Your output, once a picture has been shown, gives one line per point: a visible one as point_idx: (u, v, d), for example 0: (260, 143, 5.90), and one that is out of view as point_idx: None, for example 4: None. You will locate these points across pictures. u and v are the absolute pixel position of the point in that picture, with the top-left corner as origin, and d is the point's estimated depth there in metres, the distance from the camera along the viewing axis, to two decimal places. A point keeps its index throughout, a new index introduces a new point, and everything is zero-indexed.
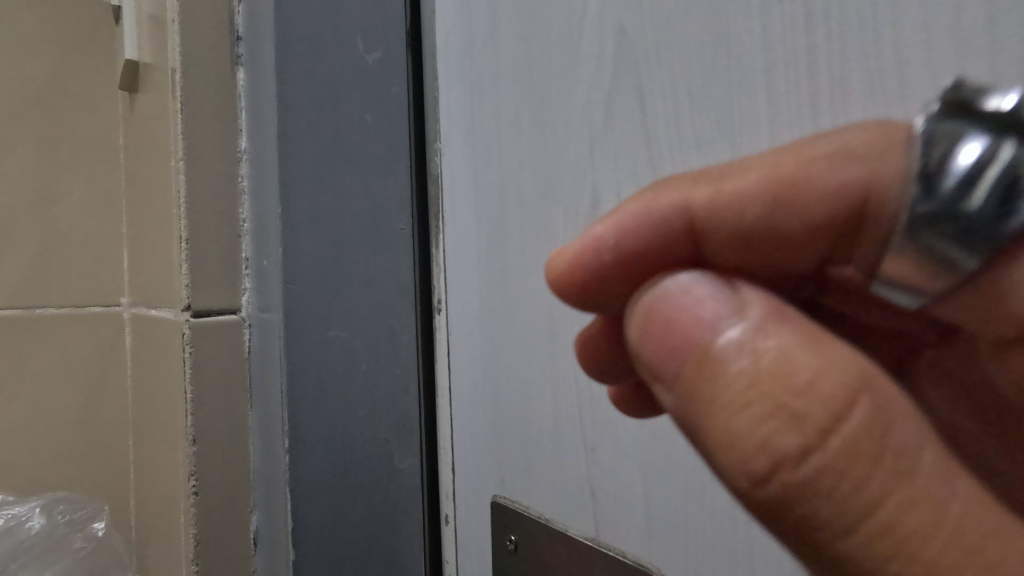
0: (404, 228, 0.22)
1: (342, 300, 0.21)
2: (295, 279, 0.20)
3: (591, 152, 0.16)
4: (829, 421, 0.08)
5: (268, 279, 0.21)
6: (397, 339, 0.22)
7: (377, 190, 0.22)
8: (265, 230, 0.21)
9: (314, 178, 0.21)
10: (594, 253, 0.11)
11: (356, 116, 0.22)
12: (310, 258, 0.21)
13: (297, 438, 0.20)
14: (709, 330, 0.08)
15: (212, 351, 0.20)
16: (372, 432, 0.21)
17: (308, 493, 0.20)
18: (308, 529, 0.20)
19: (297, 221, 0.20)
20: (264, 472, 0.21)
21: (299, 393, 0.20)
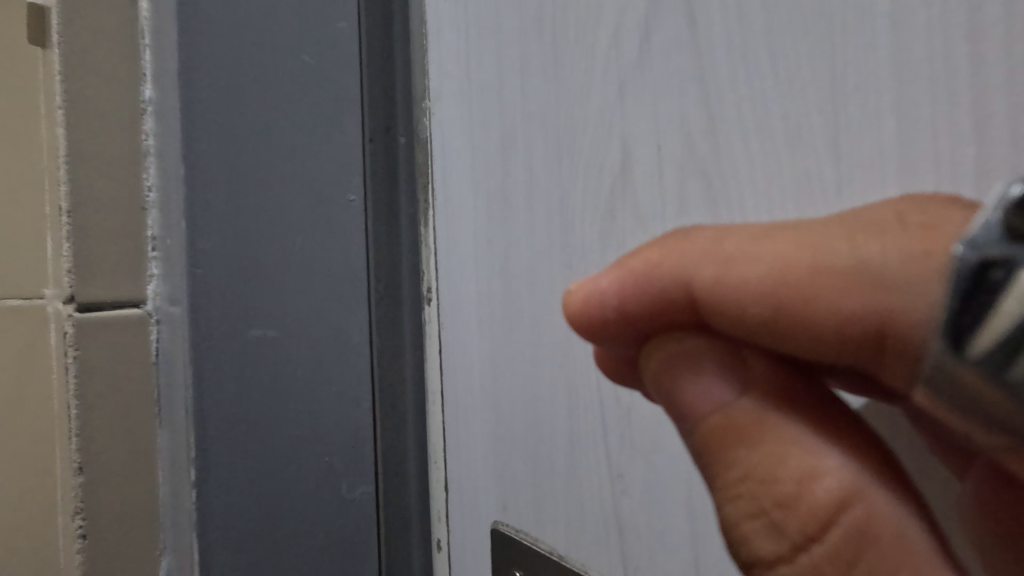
0: (353, 199, 0.18)
1: (272, 290, 0.17)
2: (204, 263, 0.16)
3: (620, 96, 0.12)
4: (817, 530, 0.07)
5: (173, 263, 0.17)
6: (347, 338, 0.18)
7: (314, 152, 0.18)
8: (167, 206, 0.17)
9: (230, 134, 0.17)
10: (602, 302, 0.09)
11: (289, 59, 0.17)
12: (228, 232, 0.16)
13: (211, 465, 0.16)
14: (714, 408, 0.07)
15: (107, 359, 0.16)
16: (313, 451, 0.17)
17: (244, 533, 0.16)
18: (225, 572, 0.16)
19: (208, 189, 0.16)
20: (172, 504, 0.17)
21: (213, 406, 0.16)
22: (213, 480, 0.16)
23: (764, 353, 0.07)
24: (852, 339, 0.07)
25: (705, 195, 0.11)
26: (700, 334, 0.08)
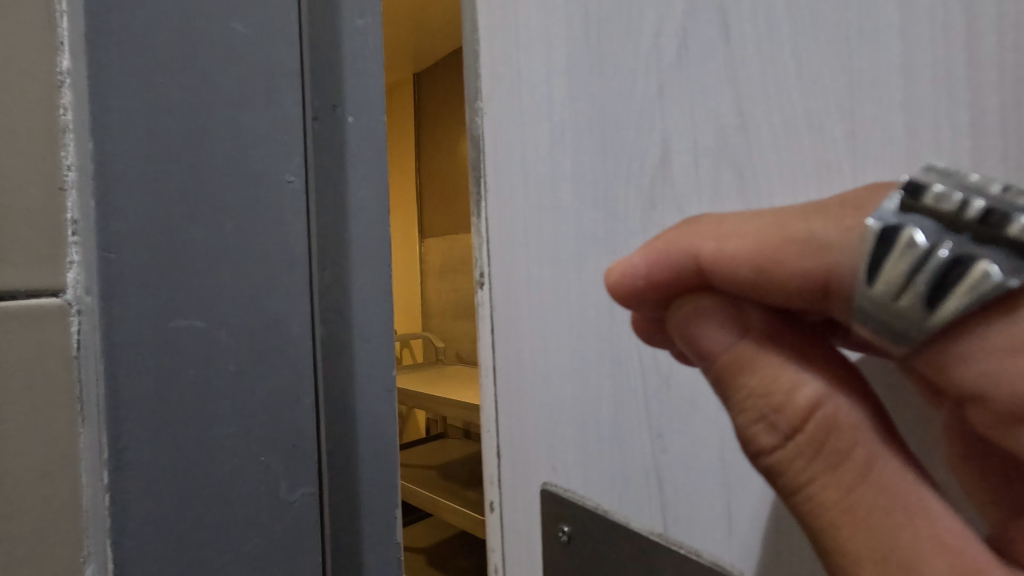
0: (291, 180, 0.21)
1: (195, 273, 0.18)
2: (120, 252, 0.17)
3: (660, 95, 0.14)
4: (800, 430, 0.09)
5: (87, 254, 0.16)
6: (285, 311, 0.20)
7: (241, 145, 0.19)
8: (82, 191, 0.16)
9: (149, 128, 0.17)
10: (631, 272, 0.11)
11: (227, 57, 0.19)
12: (143, 225, 0.17)
13: (128, 448, 0.17)
14: (721, 347, 0.09)
15: (22, 356, 0.15)
16: (238, 417, 0.19)
17: (162, 512, 0.18)
18: (143, 550, 0.17)
19: (130, 182, 0.17)
20: (97, 505, 0.16)
21: (130, 391, 0.17)
22: (131, 464, 0.17)
23: (758, 304, 0.09)
24: (805, 291, 0.09)
25: (733, 173, 0.12)
26: (708, 293, 0.10)
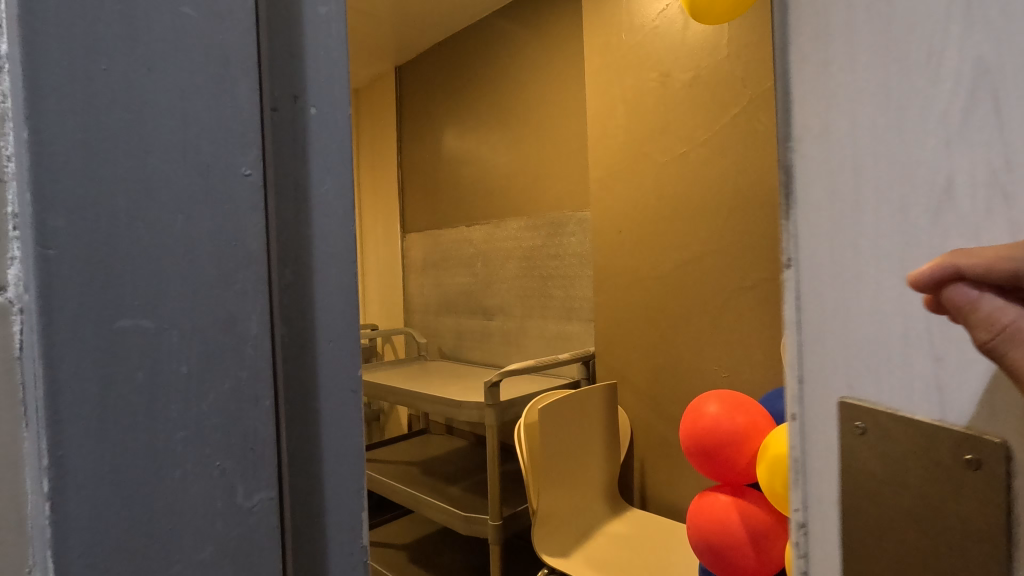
0: (247, 174, 0.42)
1: (124, 264, 0.36)
2: (56, 250, 0.34)
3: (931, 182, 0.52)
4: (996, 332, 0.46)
5: (50, 261, 0.34)
6: (224, 275, 0.41)
7: (168, 190, 0.38)
8: (47, 231, 0.33)
9: (84, 138, 0.35)
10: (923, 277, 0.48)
11: (196, 145, 0.40)
12: (81, 190, 0.34)
13: (52, 355, 0.33)
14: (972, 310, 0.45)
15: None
16: (171, 333, 0.38)
17: (120, 330, 0.36)
18: (67, 414, 0.34)
19: (63, 222, 0.34)
20: (47, 389, 0.33)
21: (65, 325, 0.34)
22: (59, 366, 0.34)
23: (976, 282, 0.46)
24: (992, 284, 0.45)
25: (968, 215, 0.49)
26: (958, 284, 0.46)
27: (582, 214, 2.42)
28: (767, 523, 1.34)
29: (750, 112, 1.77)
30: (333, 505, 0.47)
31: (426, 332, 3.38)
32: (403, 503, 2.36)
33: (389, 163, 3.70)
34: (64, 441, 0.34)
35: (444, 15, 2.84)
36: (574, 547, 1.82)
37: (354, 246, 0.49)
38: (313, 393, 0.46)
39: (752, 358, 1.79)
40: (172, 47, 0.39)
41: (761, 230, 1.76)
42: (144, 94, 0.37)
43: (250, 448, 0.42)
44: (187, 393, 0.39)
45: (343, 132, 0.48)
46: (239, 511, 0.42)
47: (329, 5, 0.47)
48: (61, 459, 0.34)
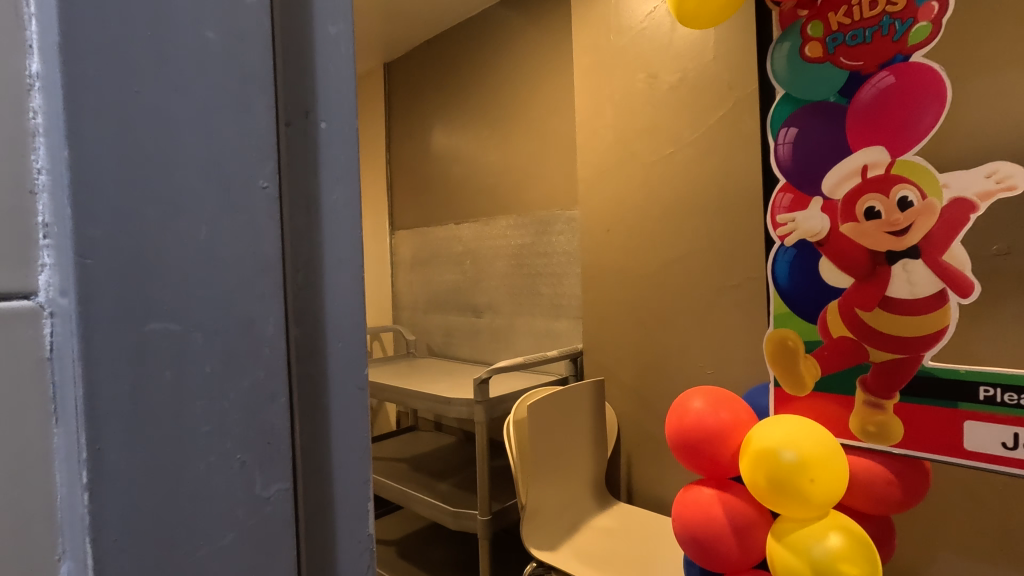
0: (264, 185, 0.45)
1: (153, 271, 0.39)
2: (91, 258, 0.36)
3: None
4: None
5: (87, 269, 0.36)
6: (241, 278, 0.44)
7: (191, 202, 0.41)
8: (84, 242, 0.36)
9: (119, 155, 0.37)
10: None
11: (218, 159, 0.42)
12: (116, 204, 0.37)
13: (87, 355, 0.36)
14: None
15: (21, 322, 0.35)
16: (194, 334, 0.41)
17: (151, 332, 0.39)
18: (102, 410, 0.37)
19: (97, 232, 0.36)
20: (86, 387, 0.36)
21: (102, 328, 0.37)
22: (94, 367, 0.36)
23: None
24: None
25: None
26: None
27: (570, 213, 2.46)
28: (749, 515, 1.38)
29: (735, 115, 1.82)
30: (342, 495, 0.50)
31: (415, 330, 3.40)
32: (393, 499, 2.39)
33: (378, 160, 3.71)
34: (98, 436, 0.37)
35: (433, 13, 2.86)
36: (562, 540, 1.86)
37: (362, 251, 0.52)
38: (324, 390, 0.49)
39: (736, 354, 1.84)
40: (197, 68, 0.41)
41: (745, 229, 1.81)
42: (170, 112, 0.40)
43: (268, 441, 0.45)
44: (211, 391, 0.42)
45: (351, 145, 0.51)
46: (257, 500, 0.45)
47: (339, 24, 0.50)
48: (97, 453, 0.37)
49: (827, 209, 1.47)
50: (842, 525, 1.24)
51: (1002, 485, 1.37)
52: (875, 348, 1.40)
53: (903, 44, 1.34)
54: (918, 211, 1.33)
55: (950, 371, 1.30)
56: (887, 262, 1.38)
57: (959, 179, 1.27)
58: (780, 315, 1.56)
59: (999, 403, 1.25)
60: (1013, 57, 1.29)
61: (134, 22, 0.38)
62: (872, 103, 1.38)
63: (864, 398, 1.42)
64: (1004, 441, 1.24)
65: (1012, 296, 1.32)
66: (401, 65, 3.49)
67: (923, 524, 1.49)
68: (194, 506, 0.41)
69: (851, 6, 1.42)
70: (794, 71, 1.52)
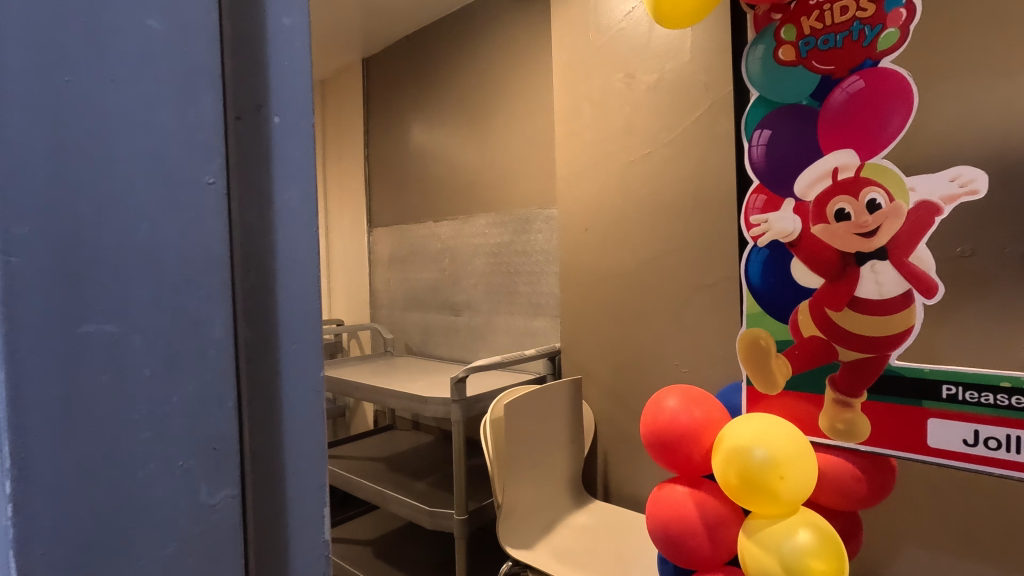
0: (210, 181, 0.44)
1: (86, 271, 0.37)
2: (15, 255, 0.35)
3: None
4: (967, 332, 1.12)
5: (12, 267, 0.35)
6: (186, 279, 0.42)
7: (130, 197, 0.39)
8: (7, 239, 0.35)
9: (47, 148, 0.36)
10: None
11: (162, 153, 0.41)
12: (45, 200, 0.36)
13: (14, 354, 0.35)
14: None
15: None
16: (134, 336, 0.39)
17: (84, 334, 0.37)
18: (30, 414, 0.35)
19: (25, 228, 0.35)
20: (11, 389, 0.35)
21: (28, 330, 0.35)
22: (21, 368, 0.35)
23: None
24: None
25: None
26: None
27: (549, 211, 2.45)
28: (721, 512, 1.39)
29: (711, 115, 1.83)
30: (294, 505, 0.49)
31: (393, 328, 3.37)
32: (369, 499, 2.36)
33: (356, 156, 3.65)
34: (25, 440, 0.35)
35: (412, 7, 2.82)
36: (538, 539, 1.86)
37: (318, 251, 0.51)
38: (276, 395, 0.48)
39: (710, 353, 1.86)
40: (136, 58, 0.40)
41: (720, 229, 1.82)
42: (107, 103, 0.38)
43: (214, 447, 0.44)
44: (152, 395, 0.40)
45: (306, 140, 0.50)
46: (201, 510, 0.43)
47: (294, 16, 0.49)
48: (24, 459, 0.35)
49: (798, 211, 1.48)
50: (811, 522, 1.26)
51: (965, 480, 1.40)
52: (843, 347, 1.42)
53: (872, 50, 1.36)
54: (886, 213, 1.35)
55: (915, 370, 1.33)
56: (856, 263, 1.39)
57: (925, 182, 1.31)
58: (752, 315, 1.57)
59: (960, 401, 1.28)
60: (979, 63, 1.32)
61: (67, 8, 0.37)
62: (842, 107, 1.40)
63: (833, 396, 1.43)
64: (965, 438, 1.27)
65: (975, 296, 1.35)
66: (379, 59, 3.44)
67: (889, 519, 1.52)
68: (129, 516, 0.40)
69: (823, 10, 1.42)
70: (768, 74, 1.53)
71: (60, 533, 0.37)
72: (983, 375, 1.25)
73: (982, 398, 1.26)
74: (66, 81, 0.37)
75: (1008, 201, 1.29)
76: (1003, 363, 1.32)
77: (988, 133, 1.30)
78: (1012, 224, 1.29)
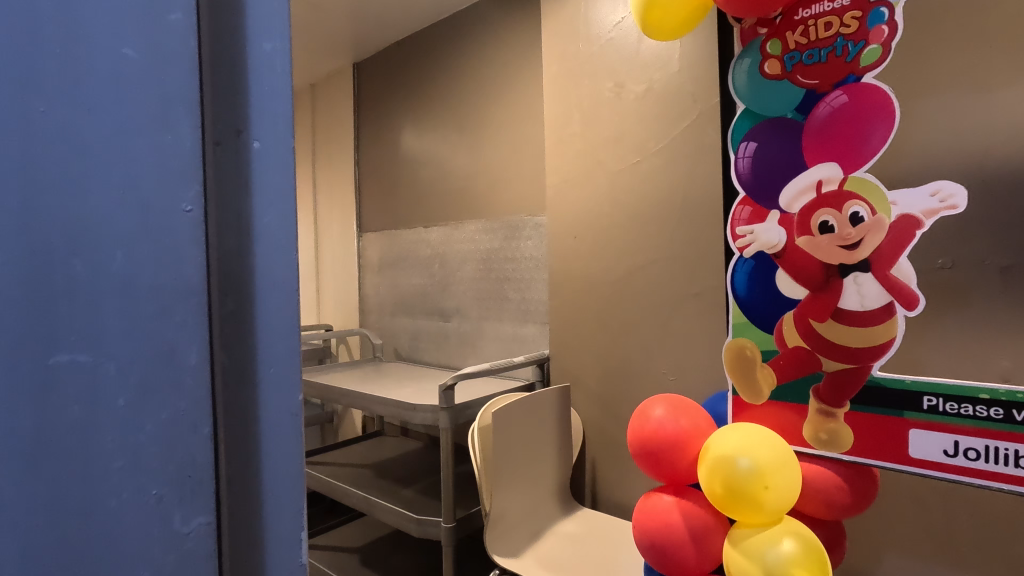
0: (188, 209, 0.44)
1: (58, 300, 0.38)
2: None
3: None
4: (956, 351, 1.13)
5: None
6: (165, 307, 0.43)
7: (103, 224, 0.40)
8: None
9: (23, 179, 0.37)
10: None
11: (137, 183, 0.42)
12: (17, 231, 0.37)
13: None
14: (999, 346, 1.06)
15: None
16: (108, 361, 0.40)
17: (55, 365, 0.38)
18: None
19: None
20: None
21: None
22: None
23: None
24: None
25: None
26: None
27: (539, 218, 2.46)
28: (706, 521, 1.40)
29: (698, 126, 1.85)
30: (271, 527, 0.50)
31: (383, 333, 3.36)
32: (356, 506, 2.34)
33: (346, 160, 3.64)
34: None
35: (403, 13, 2.82)
36: (526, 547, 1.85)
37: (297, 275, 0.51)
38: (252, 418, 0.48)
39: (697, 361, 1.87)
40: (114, 89, 0.41)
41: (707, 238, 1.84)
42: (81, 129, 0.39)
43: (188, 474, 0.45)
44: (126, 422, 0.41)
45: (286, 163, 0.51)
46: (175, 537, 0.44)
47: (274, 41, 0.50)
48: None
49: (783, 222, 1.49)
50: (795, 531, 1.27)
51: (945, 489, 1.42)
52: (827, 358, 1.43)
53: (855, 65, 1.37)
54: (868, 226, 1.36)
55: (897, 381, 1.34)
56: (839, 275, 1.40)
57: (906, 197, 1.32)
58: (738, 325, 1.58)
59: (941, 412, 1.29)
60: (959, 78, 1.34)
61: (40, 42, 0.38)
62: (827, 121, 1.40)
63: (816, 406, 1.44)
64: (945, 449, 1.28)
65: (956, 308, 1.38)
66: (370, 64, 3.43)
67: (872, 527, 1.54)
68: (102, 540, 0.40)
69: (808, 26, 1.43)
70: (754, 87, 1.53)
71: (32, 556, 0.37)
72: (963, 387, 1.27)
73: (962, 409, 1.27)
74: (43, 110, 0.38)
75: (987, 215, 1.31)
76: (982, 373, 1.34)
77: (968, 148, 1.33)
78: (992, 237, 1.31)
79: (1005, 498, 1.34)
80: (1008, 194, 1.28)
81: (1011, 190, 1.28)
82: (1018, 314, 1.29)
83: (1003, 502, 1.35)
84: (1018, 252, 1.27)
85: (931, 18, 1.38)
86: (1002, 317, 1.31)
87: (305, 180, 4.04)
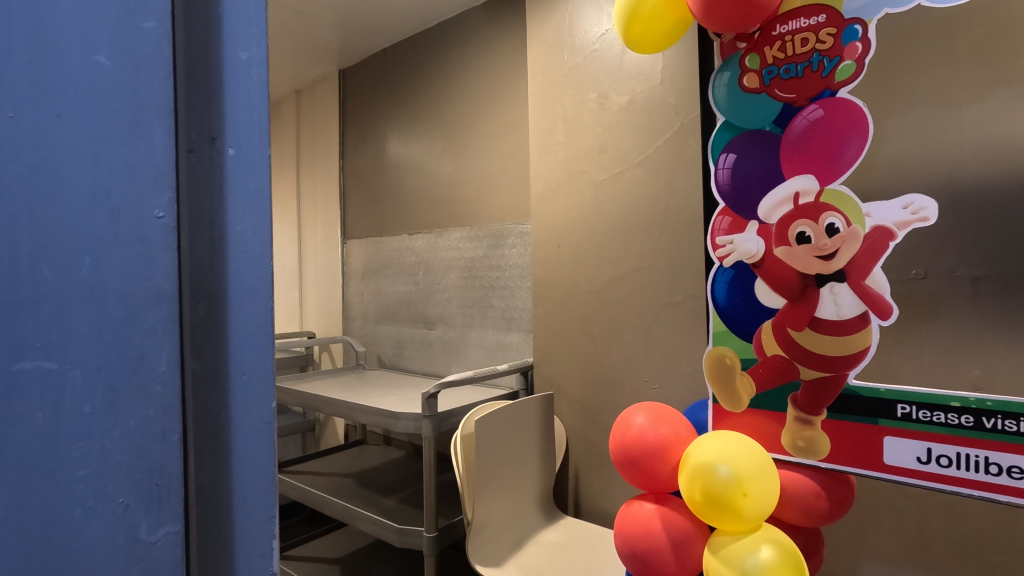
0: (160, 216, 0.44)
1: (24, 305, 0.38)
2: None
3: None
4: None
5: None
6: (136, 316, 0.43)
7: (73, 229, 0.40)
8: None
9: None
10: None
11: (108, 194, 0.42)
12: None
13: None
14: None
15: None
16: (75, 366, 0.40)
17: (20, 371, 0.38)
18: None
19: None
20: None
21: None
22: None
23: None
24: None
25: None
26: None
27: (524, 227, 2.42)
28: (686, 528, 1.41)
29: (680, 138, 1.88)
30: (241, 534, 0.50)
31: (366, 341, 3.33)
32: (336, 516, 2.31)
33: (331, 167, 3.63)
34: None
35: (391, 22, 2.82)
36: (508, 556, 1.85)
37: (272, 280, 0.52)
38: (223, 425, 0.48)
39: (679, 370, 1.89)
40: (88, 93, 0.41)
41: (688, 248, 1.86)
42: (52, 134, 0.39)
43: (156, 482, 0.44)
44: (92, 428, 0.41)
45: (260, 170, 0.51)
46: (140, 545, 0.44)
47: (251, 50, 0.51)
48: None
49: (762, 233, 1.52)
50: (773, 538, 1.28)
51: (918, 496, 1.45)
52: (804, 366, 1.45)
53: (830, 80, 1.40)
54: (844, 237, 1.39)
55: (871, 390, 1.37)
56: (816, 284, 1.42)
57: (879, 208, 1.35)
58: (718, 333, 1.60)
59: (914, 420, 1.32)
60: (930, 95, 1.38)
61: (11, 45, 0.38)
62: (803, 134, 1.43)
63: (794, 414, 1.46)
64: (919, 456, 1.30)
65: (928, 318, 1.41)
66: (356, 72, 3.42)
67: (849, 534, 1.56)
68: (68, 545, 0.40)
69: (785, 41, 1.46)
70: (733, 100, 1.56)
71: None
72: (935, 395, 1.29)
73: (934, 417, 1.29)
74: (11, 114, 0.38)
75: (957, 227, 1.35)
76: (954, 381, 1.37)
77: (938, 163, 1.36)
78: (963, 249, 1.34)
79: (978, 504, 1.37)
80: (977, 207, 1.32)
81: (979, 203, 1.32)
82: (988, 324, 1.33)
83: (974, 508, 1.37)
84: (987, 264, 1.31)
85: (904, 37, 1.42)
86: (971, 327, 1.35)
87: (288, 185, 4.00)
